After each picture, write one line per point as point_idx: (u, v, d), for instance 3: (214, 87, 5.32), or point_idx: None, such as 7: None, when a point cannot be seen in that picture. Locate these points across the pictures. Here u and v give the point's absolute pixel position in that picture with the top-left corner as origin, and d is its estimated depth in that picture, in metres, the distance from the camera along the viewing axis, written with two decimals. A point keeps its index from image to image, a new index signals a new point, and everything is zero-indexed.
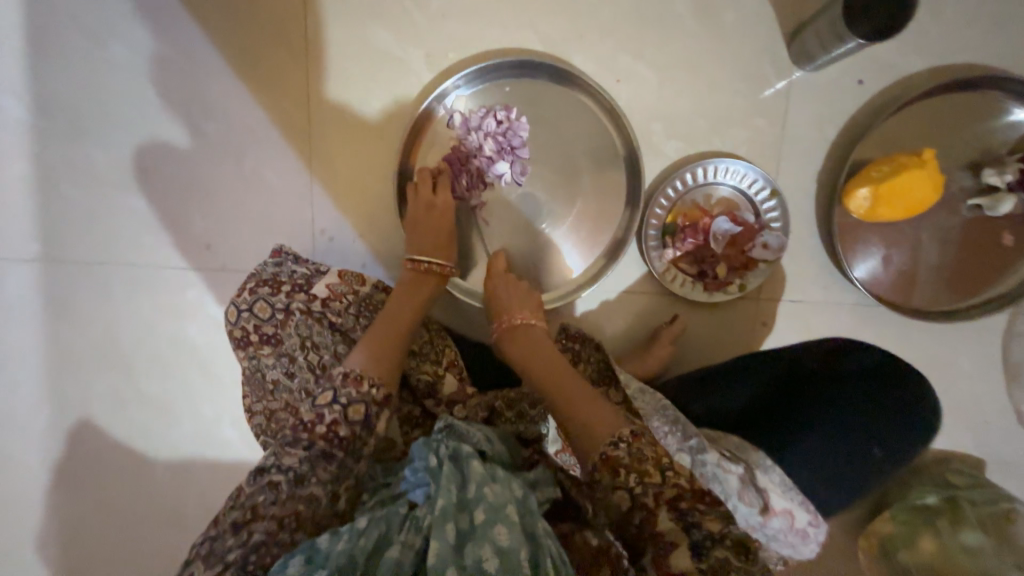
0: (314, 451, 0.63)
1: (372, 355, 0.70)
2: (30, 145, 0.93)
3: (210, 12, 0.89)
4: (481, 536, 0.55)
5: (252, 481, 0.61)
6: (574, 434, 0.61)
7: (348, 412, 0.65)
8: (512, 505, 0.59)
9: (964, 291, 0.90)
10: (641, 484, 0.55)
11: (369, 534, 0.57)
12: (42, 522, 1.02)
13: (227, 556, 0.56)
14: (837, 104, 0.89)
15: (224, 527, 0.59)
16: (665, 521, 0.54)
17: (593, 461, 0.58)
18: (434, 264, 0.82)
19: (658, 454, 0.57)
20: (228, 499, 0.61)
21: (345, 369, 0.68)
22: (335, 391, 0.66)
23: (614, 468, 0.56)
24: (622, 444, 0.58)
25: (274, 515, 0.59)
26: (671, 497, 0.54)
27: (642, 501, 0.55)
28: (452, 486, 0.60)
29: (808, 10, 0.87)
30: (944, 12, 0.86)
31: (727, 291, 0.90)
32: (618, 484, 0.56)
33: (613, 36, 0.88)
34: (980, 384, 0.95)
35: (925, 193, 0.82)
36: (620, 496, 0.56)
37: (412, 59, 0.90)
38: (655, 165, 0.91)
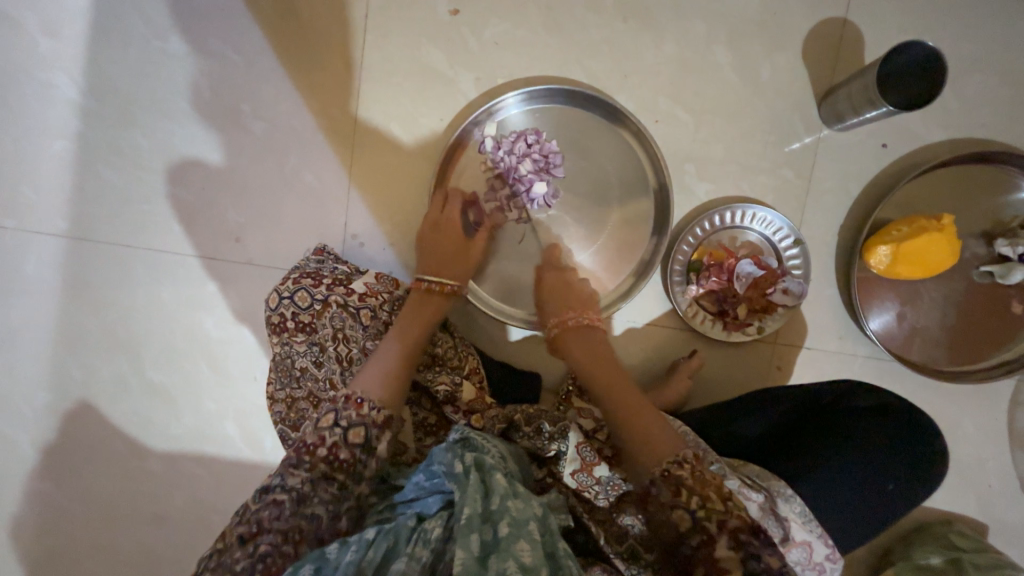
0: (315, 471, 0.63)
1: (380, 380, 0.70)
2: (75, 124, 0.94)
3: (273, 17, 0.93)
4: (505, 551, 0.54)
5: (258, 499, 0.61)
6: (636, 447, 0.64)
7: (348, 435, 0.65)
8: (533, 523, 0.58)
9: (973, 353, 0.93)
10: (703, 507, 0.57)
11: (378, 545, 0.55)
12: (19, 506, 0.98)
13: (236, 566, 0.55)
14: (861, 164, 0.93)
15: (232, 540, 0.58)
16: (723, 546, 0.55)
17: (655, 477, 0.61)
18: (434, 283, 0.82)
19: (717, 482, 0.60)
20: (235, 515, 0.61)
21: (349, 392, 0.68)
22: (337, 413, 0.67)
23: (677, 487, 0.59)
24: (686, 465, 0.61)
25: (280, 529, 0.58)
26: (733, 527, 0.56)
27: (704, 524, 0.56)
28: (478, 496, 0.59)
29: (839, 75, 0.92)
30: (964, 90, 0.92)
31: (745, 332, 0.91)
32: (678, 503, 0.58)
33: (654, 79, 0.93)
34: (985, 447, 0.96)
35: (943, 254, 0.86)
36: (680, 515, 0.57)
37: (461, 81, 0.94)
38: (685, 203, 0.94)
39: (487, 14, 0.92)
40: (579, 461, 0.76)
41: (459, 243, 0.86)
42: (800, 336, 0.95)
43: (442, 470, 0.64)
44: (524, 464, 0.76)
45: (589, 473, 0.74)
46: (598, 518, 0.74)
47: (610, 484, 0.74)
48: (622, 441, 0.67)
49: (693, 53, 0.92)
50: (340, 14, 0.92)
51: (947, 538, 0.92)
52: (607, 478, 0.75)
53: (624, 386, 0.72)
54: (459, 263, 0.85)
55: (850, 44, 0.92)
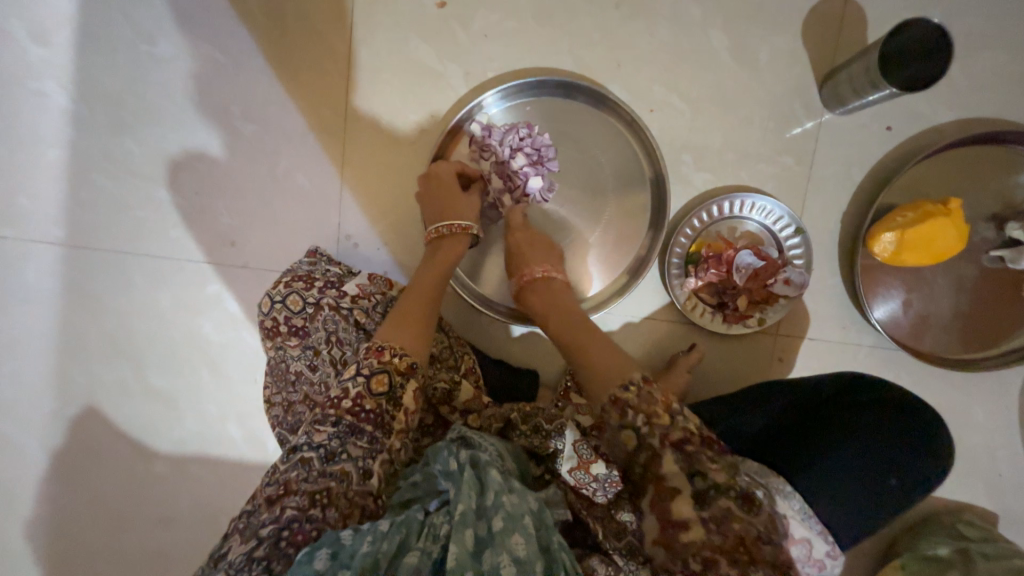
0: (342, 426, 0.64)
1: (395, 325, 0.73)
2: (67, 132, 0.94)
3: (258, 16, 0.91)
4: (499, 545, 0.54)
5: (286, 459, 0.62)
6: (591, 380, 0.64)
7: (371, 384, 0.66)
8: (529, 517, 0.58)
9: (983, 340, 0.91)
10: (648, 424, 0.56)
11: (391, 537, 0.55)
12: (33, 509, 1.00)
13: (261, 531, 0.56)
14: (865, 149, 0.90)
15: (261, 501, 0.61)
16: (669, 463, 0.55)
17: (603, 402, 0.60)
18: (455, 224, 0.80)
19: (667, 398, 0.58)
20: (266, 476, 0.62)
21: (372, 341, 0.71)
22: (358, 363, 0.67)
23: (623, 409, 0.58)
24: (631, 387, 0.59)
25: (307, 490, 0.58)
26: (678, 440, 0.55)
27: (649, 442, 0.56)
28: (472, 493, 0.59)
29: (840, 56, 0.89)
30: (973, 67, 0.88)
31: (746, 324, 0.90)
32: (625, 425, 0.58)
33: (648, 68, 0.90)
34: (994, 435, 0.94)
35: (951, 240, 0.83)
36: (628, 437, 0.57)
37: (451, 75, 0.92)
38: (683, 194, 0.92)
39: (474, 6, 0.90)
40: (576, 459, 0.75)
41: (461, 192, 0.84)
42: (803, 326, 0.93)
43: (440, 471, 0.65)
44: (523, 462, 0.76)
45: (586, 471, 0.74)
46: (597, 514, 0.73)
47: (608, 481, 0.73)
48: (581, 379, 0.67)
49: (688, 38, 0.90)
50: (326, 11, 0.91)
51: (955, 528, 0.90)
52: (604, 476, 0.74)
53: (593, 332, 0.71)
54: (470, 206, 0.84)
55: (852, 24, 0.88)
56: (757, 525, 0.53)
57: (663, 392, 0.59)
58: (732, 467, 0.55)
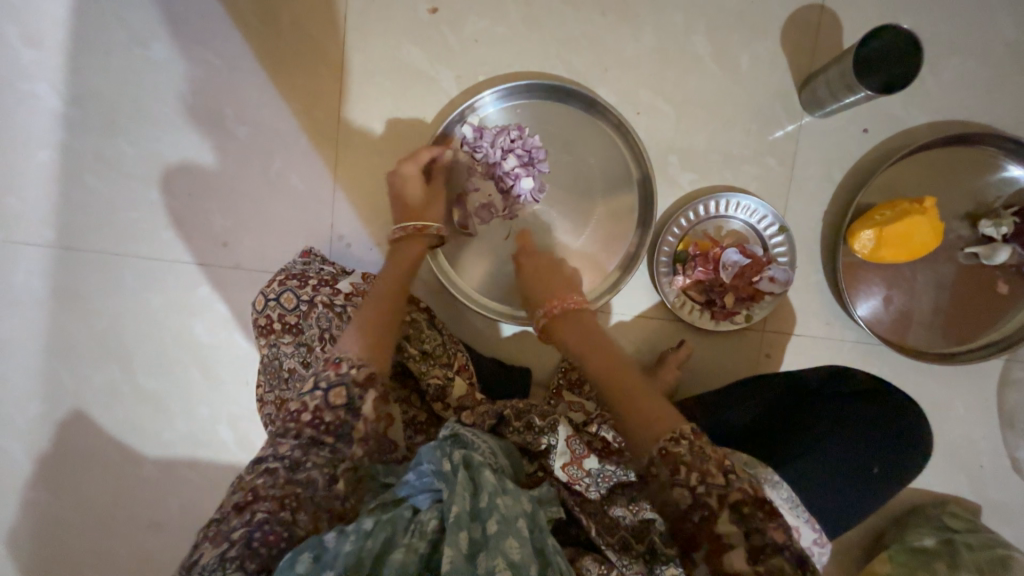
0: (303, 438, 0.63)
1: (356, 336, 0.69)
2: (59, 134, 0.94)
3: (252, 20, 0.93)
4: (493, 548, 0.55)
5: (251, 470, 0.62)
6: (634, 424, 0.61)
7: (329, 397, 0.64)
8: (522, 519, 0.59)
9: (962, 335, 0.94)
10: (703, 483, 0.55)
11: (377, 535, 0.55)
12: (16, 516, 0.98)
13: (233, 534, 0.56)
14: (844, 150, 0.93)
15: (228, 509, 0.59)
16: (724, 522, 0.53)
17: (653, 455, 0.57)
18: (412, 226, 0.81)
19: (720, 455, 0.57)
20: (234, 487, 0.62)
21: (330, 353, 0.68)
22: (316, 376, 0.66)
23: (675, 465, 0.55)
24: (684, 439, 0.57)
25: (275, 496, 0.59)
26: (735, 500, 0.54)
27: (704, 500, 0.54)
28: (466, 495, 0.59)
29: (818, 62, 0.93)
30: (943, 73, 0.92)
31: (733, 321, 0.92)
32: (677, 481, 0.55)
33: (635, 72, 0.93)
34: (975, 428, 0.96)
35: (927, 237, 0.86)
36: (681, 492, 0.55)
37: (443, 78, 0.94)
38: (670, 194, 0.95)
39: (466, 12, 0.92)
40: (569, 454, 0.77)
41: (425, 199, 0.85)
42: (788, 323, 0.95)
43: (431, 469, 0.64)
44: (515, 459, 0.77)
45: (579, 466, 0.76)
46: (589, 509, 0.74)
47: (600, 476, 0.76)
48: (620, 418, 0.63)
49: (673, 44, 0.93)
50: (320, 16, 0.93)
51: (939, 519, 0.92)
52: (596, 470, 0.76)
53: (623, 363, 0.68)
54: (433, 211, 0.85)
55: (829, 31, 0.92)
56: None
57: (713, 447, 0.58)
58: (787, 528, 0.53)
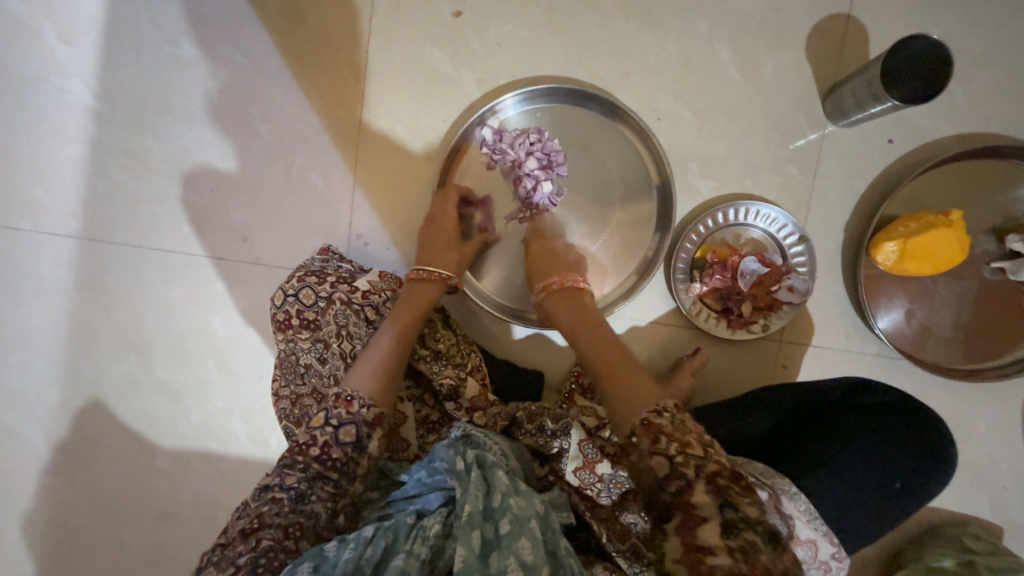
0: (310, 472, 0.63)
1: (367, 376, 0.69)
2: (88, 129, 0.96)
3: (279, 20, 0.94)
4: (506, 549, 0.55)
5: (257, 497, 0.62)
6: (618, 405, 0.61)
7: (339, 434, 0.64)
8: (536, 521, 0.58)
9: (986, 351, 0.91)
10: (682, 453, 0.54)
11: (376, 542, 0.56)
12: (34, 502, 0.99)
13: (238, 560, 0.56)
14: (867, 160, 0.92)
15: (234, 534, 0.61)
16: (701, 493, 0.52)
17: (635, 426, 0.58)
18: (432, 272, 0.81)
19: (699, 430, 0.57)
20: (239, 511, 0.63)
21: (339, 390, 0.68)
22: (327, 412, 0.65)
23: (656, 435, 0.55)
24: (665, 413, 0.57)
25: (280, 524, 0.59)
26: (713, 472, 0.53)
27: (682, 469, 0.53)
28: (479, 494, 0.60)
29: (842, 71, 0.92)
30: (971, 84, 0.91)
31: (750, 330, 0.91)
32: (657, 451, 0.55)
33: (656, 78, 0.93)
34: (998, 447, 0.94)
35: (952, 250, 0.84)
36: (658, 461, 0.54)
37: (464, 81, 0.94)
38: (688, 201, 0.94)
39: (488, 16, 0.93)
40: (581, 459, 0.77)
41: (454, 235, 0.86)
42: (806, 334, 0.94)
43: (444, 467, 0.65)
44: (527, 462, 0.76)
45: (591, 471, 0.76)
46: (601, 515, 0.74)
47: (612, 481, 0.76)
48: (605, 399, 0.64)
49: (696, 51, 0.92)
50: (345, 18, 0.94)
51: (960, 540, 0.89)
52: (608, 475, 0.76)
53: (621, 358, 0.67)
54: (457, 254, 0.85)
55: (854, 40, 0.91)
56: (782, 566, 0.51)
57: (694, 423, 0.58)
58: (761, 505, 0.52)
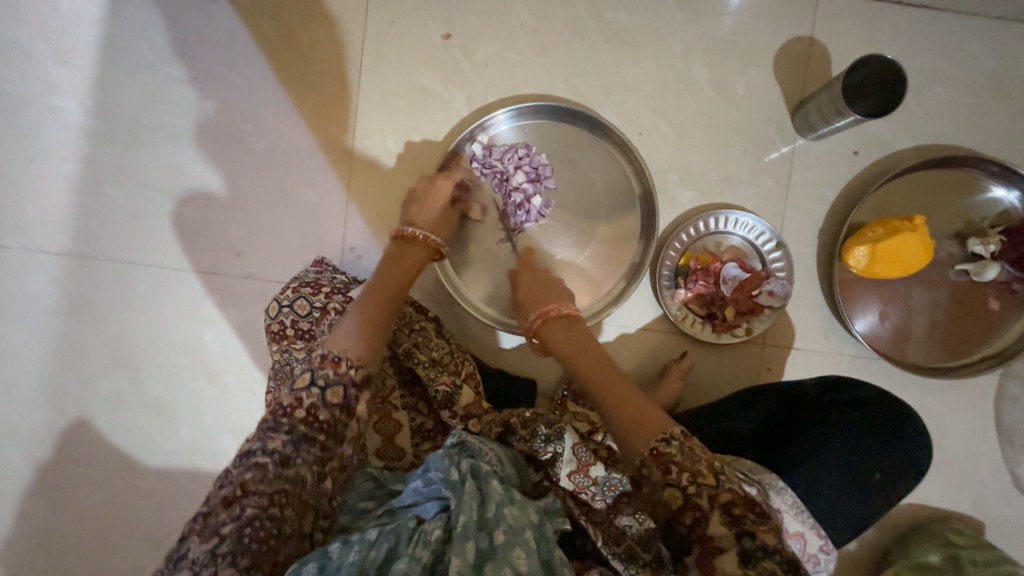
0: (295, 434, 0.60)
1: (356, 336, 0.67)
2: (82, 147, 0.98)
3: (275, 43, 0.98)
4: (501, 558, 0.55)
5: (238, 462, 0.58)
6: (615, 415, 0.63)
7: (326, 395, 0.62)
8: (529, 530, 0.60)
9: (957, 350, 0.96)
10: (695, 484, 0.55)
11: (379, 546, 0.58)
12: (13, 527, 0.96)
13: (223, 528, 0.55)
14: (836, 171, 0.98)
15: (215, 502, 0.57)
16: (717, 524, 0.54)
17: (642, 455, 0.58)
18: (413, 230, 0.83)
19: (709, 459, 0.57)
20: (218, 478, 0.59)
21: (324, 350, 0.65)
22: (313, 372, 0.63)
23: (668, 466, 0.56)
24: (675, 441, 0.57)
25: (265, 491, 0.57)
26: (726, 501, 0.54)
27: (696, 502, 0.55)
28: (474, 504, 0.61)
29: (809, 88, 0.98)
30: (927, 100, 0.98)
31: (734, 333, 0.94)
32: (669, 481, 0.56)
33: (637, 95, 0.98)
34: (973, 442, 0.98)
35: (918, 253, 0.89)
36: (673, 494, 0.55)
37: (454, 99, 0.98)
38: (671, 211, 0.98)
39: (477, 38, 0.98)
40: (575, 462, 0.78)
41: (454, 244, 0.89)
42: (787, 337, 0.98)
43: (439, 477, 0.66)
44: (522, 469, 0.79)
45: (585, 474, 0.77)
46: (595, 519, 0.76)
47: (607, 484, 0.77)
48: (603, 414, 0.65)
49: (672, 70, 0.98)
50: (339, 41, 0.98)
51: (943, 535, 0.92)
52: (603, 476, 0.77)
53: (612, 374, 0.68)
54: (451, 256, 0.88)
55: (819, 60, 0.98)
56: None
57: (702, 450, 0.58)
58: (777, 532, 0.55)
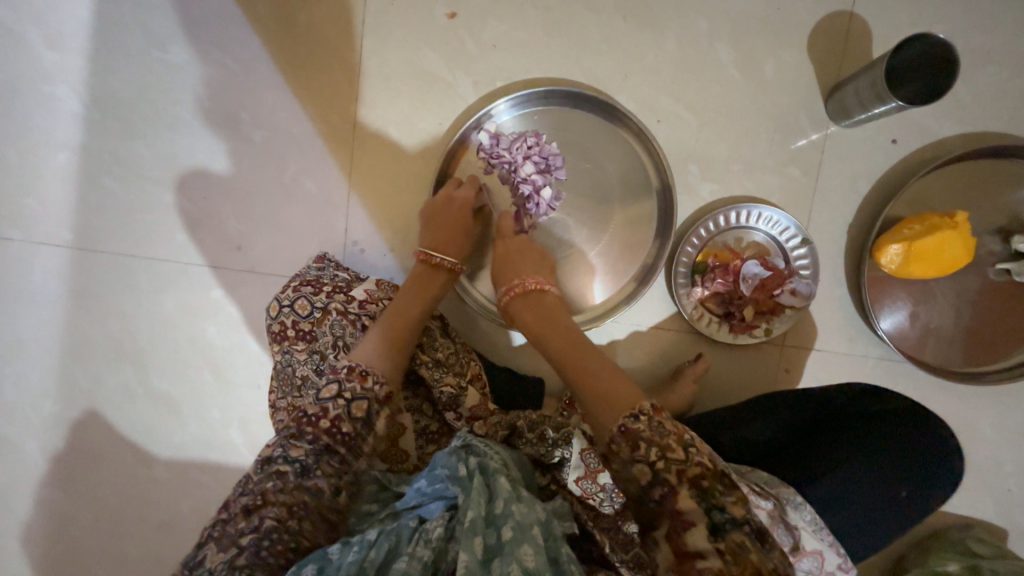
0: (318, 444, 0.62)
1: (377, 353, 0.70)
2: (78, 137, 0.95)
3: (270, 23, 0.92)
4: (508, 555, 0.54)
5: (259, 470, 0.61)
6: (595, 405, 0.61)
7: (350, 408, 0.65)
8: (537, 526, 0.57)
9: (992, 354, 0.90)
10: (663, 458, 0.54)
11: (379, 545, 0.56)
12: (32, 514, 0.99)
13: (241, 539, 0.56)
14: (870, 161, 0.91)
15: (235, 510, 0.59)
16: (685, 498, 0.53)
17: (612, 432, 0.58)
18: (445, 260, 0.82)
19: (678, 430, 0.56)
20: (238, 486, 0.62)
21: (351, 363, 0.68)
22: (339, 384, 0.66)
23: (635, 442, 0.55)
24: (642, 416, 0.57)
25: (284, 503, 0.58)
26: (695, 475, 0.54)
27: (665, 477, 0.54)
28: (481, 500, 0.59)
29: (845, 71, 0.90)
30: (977, 82, 0.89)
31: (753, 334, 0.90)
32: (637, 457, 0.55)
33: (655, 79, 0.91)
34: (1002, 448, 0.93)
35: (958, 251, 0.83)
36: (641, 470, 0.55)
37: (460, 84, 0.93)
38: (689, 204, 0.93)
39: (485, 17, 0.91)
40: (583, 468, 0.76)
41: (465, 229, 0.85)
42: (810, 338, 0.93)
43: (445, 474, 0.64)
44: (528, 472, 0.75)
45: (593, 480, 0.75)
46: (603, 525, 0.73)
47: (614, 491, 0.75)
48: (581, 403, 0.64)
49: (695, 51, 0.91)
50: (338, 22, 0.92)
51: (964, 543, 0.89)
52: (610, 484, 0.75)
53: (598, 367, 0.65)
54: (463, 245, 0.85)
55: (857, 38, 0.89)
56: (769, 561, 0.52)
57: (672, 423, 0.57)
58: (746, 503, 0.54)
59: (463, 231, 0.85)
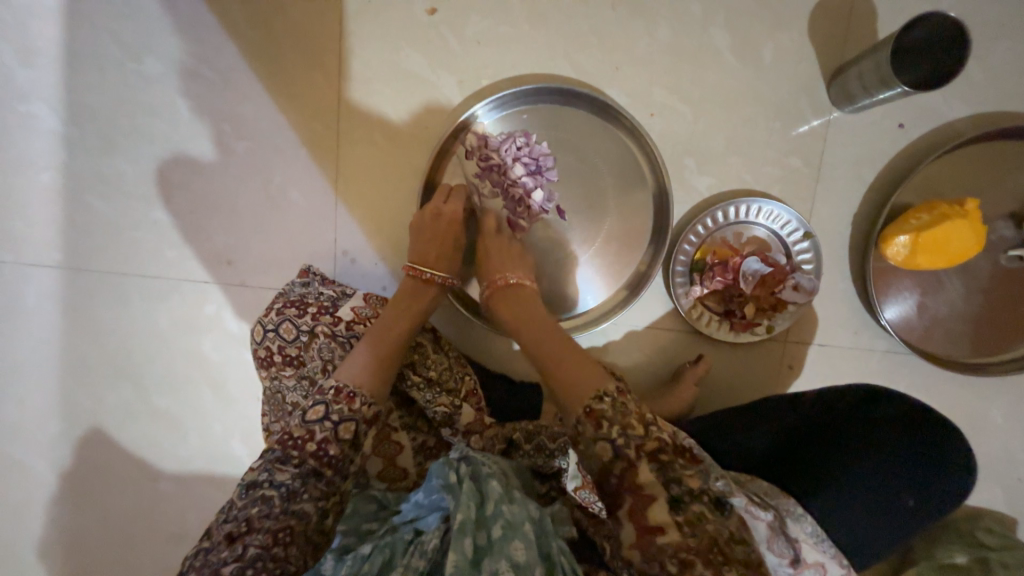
0: (304, 469, 0.64)
1: (366, 373, 0.71)
2: (58, 156, 0.93)
3: (245, 27, 0.89)
4: (497, 552, 0.55)
5: (243, 495, 0.63)
6: (559, 390, 0.65)
7: (338, 430, 0.67)
8: (529, 524, 0.57)
9: (1001, 344, 0.88)
10: (623, 435, 0.57)
11: (374, 559, 0.58)
12: (47, 530, 1.01)
13: (223, 569, 0.57)
14: (875, 147, 0.87)
15: (218, 538, 0.61)
16: (645, 472, 0.56)
17: (578, 414, 0.61)
18: (435, 274, 0.80)
19: (641, 410, 0.59)
20: (222, 512, 0.63)
21: (338, 384, 0.69)
22: (326, 406, 0.67)
23: (599, 421, 0.59)
24: (607, 398, 0.60)
25: (270, 529, 0.60)
26: (653, 449, 0.56)
27: (624, 452, 0.57)
28: (471, 503, 0.58)
29: (848, 51, 0.85)
30: (989, 59, 0.84)
31: (754, 332, 0.87)
32: (600, 436, 0.58)
33: (647, 69, 0.87)
34: (1013, 439, 0.91)
35: (967, 243, 0.79)
36: (603, 447, 0.58)
37: (444, 84, 0.89)
38: (686, 200, 0.90)
39: (466, 11, 0.87)
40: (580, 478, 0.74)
41: (453, 241, 0.83)
42: (811, 333, 0.91)
43: (438, 485, 0.63)
44: (527, 479, 0.76)
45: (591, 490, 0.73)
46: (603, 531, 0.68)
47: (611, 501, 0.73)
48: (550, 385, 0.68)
49: (689, 37, 0.86)
50: (315, 22, 0.88)
51: (972, 536, 0.88)
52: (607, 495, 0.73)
53: (563, 347, 0.70)
54: (451, 257, 0.83)
55: (861, 15, 0.84)
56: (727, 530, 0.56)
57: (637, 404, 0.60)
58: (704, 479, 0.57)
59: (455, 242, 0.83)
